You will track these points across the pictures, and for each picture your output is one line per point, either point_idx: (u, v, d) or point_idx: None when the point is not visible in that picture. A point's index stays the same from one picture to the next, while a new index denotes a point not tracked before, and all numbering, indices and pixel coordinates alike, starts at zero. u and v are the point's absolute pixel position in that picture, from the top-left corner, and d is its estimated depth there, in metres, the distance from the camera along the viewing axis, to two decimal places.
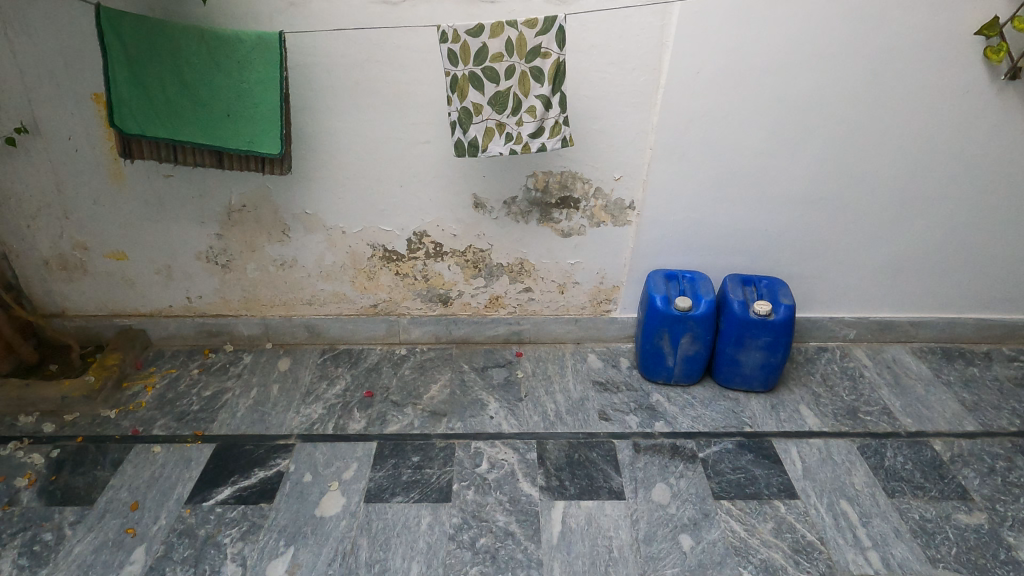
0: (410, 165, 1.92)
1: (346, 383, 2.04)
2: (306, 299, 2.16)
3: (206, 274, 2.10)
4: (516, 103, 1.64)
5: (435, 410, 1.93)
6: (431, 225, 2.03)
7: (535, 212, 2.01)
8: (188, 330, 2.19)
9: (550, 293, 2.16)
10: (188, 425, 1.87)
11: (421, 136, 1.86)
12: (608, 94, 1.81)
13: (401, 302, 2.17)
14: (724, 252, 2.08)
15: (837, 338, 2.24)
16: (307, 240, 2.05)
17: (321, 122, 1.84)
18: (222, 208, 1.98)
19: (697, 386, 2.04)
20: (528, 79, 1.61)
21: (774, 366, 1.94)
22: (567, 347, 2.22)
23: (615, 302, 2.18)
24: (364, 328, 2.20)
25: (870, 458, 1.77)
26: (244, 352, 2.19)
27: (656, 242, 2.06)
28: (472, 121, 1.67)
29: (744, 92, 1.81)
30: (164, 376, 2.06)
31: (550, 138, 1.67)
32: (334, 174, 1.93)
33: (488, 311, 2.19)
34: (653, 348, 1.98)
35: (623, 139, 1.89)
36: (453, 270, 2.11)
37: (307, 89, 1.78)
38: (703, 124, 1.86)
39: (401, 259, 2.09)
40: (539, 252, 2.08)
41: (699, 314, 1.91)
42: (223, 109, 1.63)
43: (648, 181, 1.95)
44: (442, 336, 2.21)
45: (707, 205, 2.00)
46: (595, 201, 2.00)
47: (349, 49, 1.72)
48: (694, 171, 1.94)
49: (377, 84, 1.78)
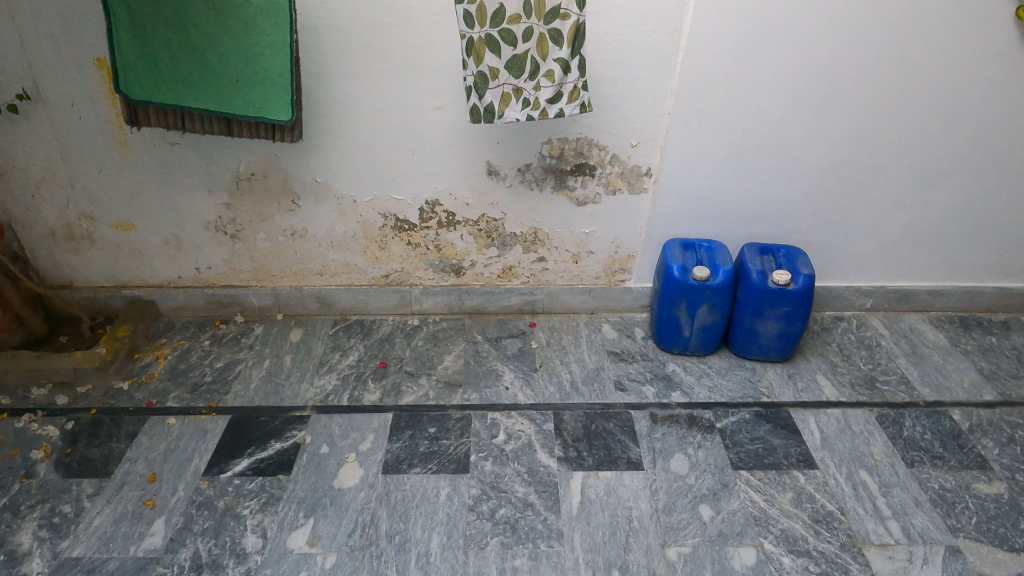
0: (423, 131, 1.88)
1: (359, 354, 2.03)
2: (317, 270, 2.13)
3: (215, 244, 2.07)
4: (534, 67, 1.58)
5: (450, 381, 1.92)
6: (444, 193, 1.99)
7: (549, 180, 1.97)
8: (198, 301, 2.16)
9: (565, 263, 2.13)
10: (202, 397, 1.86)
11: (433, 102, 1.82)
12: (626, 57, 1.76)
13: (413, 272, 2.14)
14: (742, 221, 2.05)
15: (854, 308, 2.22)
16: (318, 209, 2.01)
17: (331, 87, 1.79)
18: (230, 177, 1.94)
19: (713, 356, 2.02)
20: (547, 42, 1.55)
21: (792, 336, 1.92)
22: (581, 317, 2.19)
23: (630, 272, 2.15)
24: (375, 299, 2.17)
25: (889, 428, 1.76)
26: (255, 323, 2.16)
27: (673, 210, 2.02)
28: (488, 86, 1.61)
29: (766, 55, 1.75)
30: (176, 348, 2.04)
31: (568, 104, 1.62)
32: (344, 141, 1.89)
33: (501, 281, 2.16)
34: (670, 318, 1.96)
35: (641, 104, 1.84)
36: (466, 240, 2.08)
37: (316, 53, 1.73)
38: (724, 89, 1.81)
39: (413, 229, 2.06)
40: (553, 221, 2.05)
41: (717, 284, 1.88)
42: (231, 75, 1.58)
43: (666, 148, 1.91)
44: (454, 306, 2.19)
45: (725, 173, 1.96)
46: (612, 168, 1.96)
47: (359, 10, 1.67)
48: (713, 138, 1.89)
49: (387, 47, 1.73)
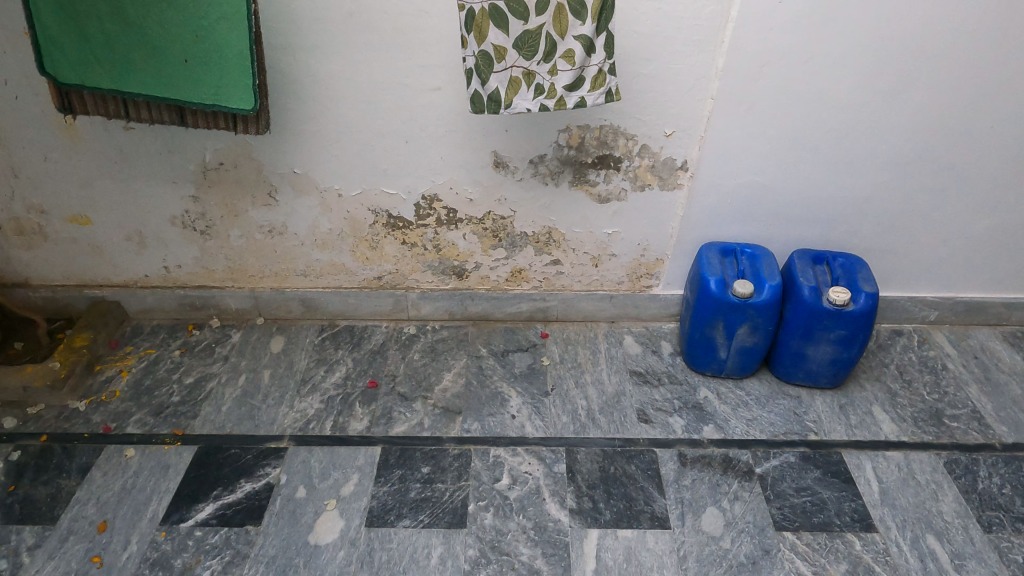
0: (418, 115, 1.59)
1: (347, 369, 1.79)
2: (300, 270, 1.87)
3: (183, 242, 1.82)
4: (550, 47, 1.27)
5: (448, 406, 1.68)
6: (443, 187, 1.71)
7: (567, 173, 1.68)
8: (168, 303, 1.92)
9: (582, 267, 1.85)
10: (167, 422, 1.64)
11: (429, 82, 1.53)
12: (662, 29, 1.45)
13: (409, 275, 1.88)
14: (792, 223, 1.75)
15: (915, 320, 1.93)
16: (298, 204, 1.74)
17: (309, 62, 1.51)
18: (196, 166, 1.68)
19: (751, 379, 1.75)
20: (566, 15, 1.24)
21: (846, 362, 1.64)
22: (599, 327, 1.93)
23: (657, 277, 1.87)
24: (367, 303, 1.92)
25: (960, 479, 1.50)
26: (233, 328, 1.92)
27: (711, 210, 1.73)
28: (493, 69, 1.30)
29: (836, 29, 1.44)
30: (142, 359, 1.81)
31: (590, 91, 1.32)
32: (326, 126, 1.61)
33: (509, 286, 1.89)
34: (704, 338, 1.69)
35: (679, 86, 1.54)
36: (469, 240, 1.81)
37: (289, 22, 1.44)
38: (781, 69, 1.50)
39: (408, 227, 1.78)
40: (571, 220, 1.76)
41: (762, 302, 1.60)
42: (179, 55, 1.28)
43: (706, 137, 1.61)
44: (456, 312, 1.93)
45: (776, 168, 1.65)
46: (640, 161, 1.66)
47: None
48: (763, 127, 1.59)
49: (374, 16, 1.44)
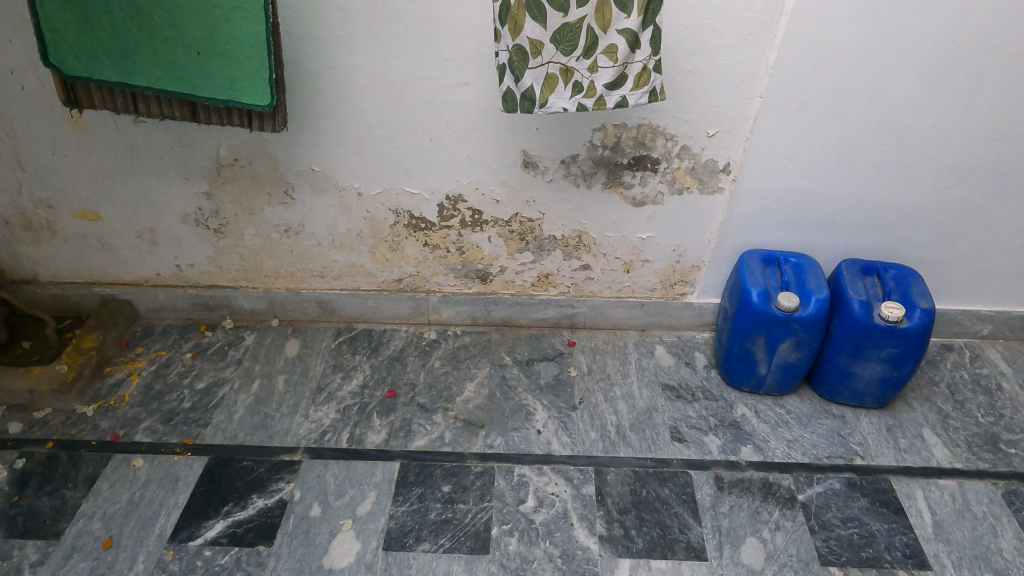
0: (444, 112, 1.50)
1: (365, 376, 1.71)
2: (317, 271, 1.79)
3: (196, 240, 1.74)
4: (591, 41, 1.17)
5: (471, 419, 1.60)
6: (469, 188, 1.61)
7: (600, 175, 1.58)
8: (180, 302, 1.85)
9: (613, 273, 1.75)
10: (177, 430, 1.57)
11: (457, 76, 1.44)
12: (709, 22, 1.34)
13: (431, 278, 1.79)
14: (840, 231, 1.63)
15: (966, 335, 1.81)
16: (316, 202, 1.66)
17: (330, 53, 1.42)
18: (209, 162, 1.59)
19: (792, 396, 1.65)
20: (610, 7, 1.13)
21: (896, 382, 1.53)
22: (629, 336, 1.83)
23: (692, 285, 1.76)
24: (386, 307, 1.83)
25: (1020, 512, 1.39)
26: (246, 330, 1.85)
27: (754, 215, 1.62)
28: (528, 65, 1.20)
29: (901, 23, 1.32)
30: (153, 361, 1.74)
31: (633, 90, 1.21)
32: (346, 121, 1.52)
33: (535, 291, 1.80)
34: (744, 352, 1.59)
35: (725, 83, 1.43)
36: (494, 243, 1.71)
37: (309, 10, 1.35)
38: (837, 66, 1.38)
39: (430, 228, 1.69)
40: (603, 224, 1.66)
41: (808, 317, 1.49)
42: (190, 47, 1.19)
43: (752, 138, 1.50)
44: (479, 317, 1.84)
45: (826, 172, 1.54)
46: (679, 163, 1.55)
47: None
48: (814, 128, 1.47)
49: (399, 5, 1.34)
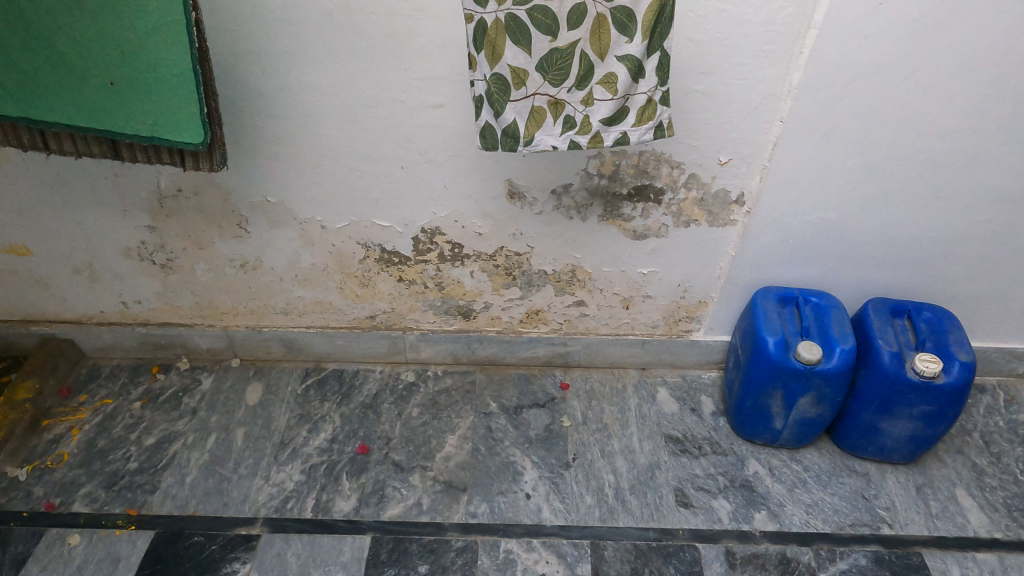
0: (416, 137, 1.30)
1: (334, 428, 1.53)
2: (279, 308, 1.60)
3: (142, 276, 1.54)
4: (585, 69, 0.97)
5: (451, 481, 1.42)
6: (447, 220, 1.42)
7: (596, 206, 1.39)
8: (128, 342, 1.66)
9: (610, 309, 1.57)
10: (121, 497, 1.39)
11: (430, 98, 1.24)
12: (724, 36, 1.15)
13: (407, 315, 1.60)
14: (867, 267, 1.45)
15: (999, 374, 1.64)
16: (274, 236, 1.46)
17: (281, 72, 1.22)
18: (150, 193, 1.40)
19: (809, 450, 1.48)
20: (608, 29, 0.93)
21: (928, 440, 1.37)
22: (628, 375, 1.65)
23: (699, 322, 1.58)
24: (358, 345, 1.65)
25: None
26: (203, 371, 1.66)
27: (770, 250, 1.43)
28: (509, 98, 1.00)
29: (947, 39, 1.13)
30: (97, 412, 1.56)
31: (636, 125, 1.02)
32: (303, 148, 1.32)
33: (524, 328, 1.62)
34: (758, 406, 1.41)
35: (740, 105, 1.23)
36: (477, 278, 1.52)
37: (255, 24, 1.16)
38: (870, 87, 1.19)
39: (405, 263, 1.50)
40: (599, 258, 1.47)
41: (832, 371, 1.32)
42: (101, 76, 0.98)
43: (770, 167, 1.31)
44: (462, 356, 1.66)
45: (853, 204, 1.35)
46: (686, 193, 1.36)
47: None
48: (843, 155, 1.28)
49: (359, 17, 1.14)
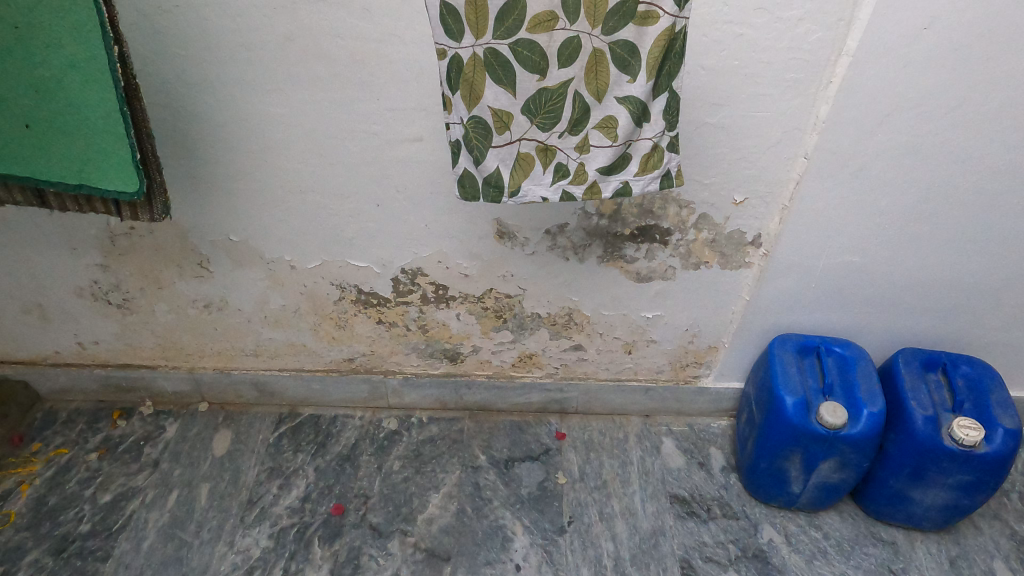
0: (392, 173, 1.16)
1: (307, 484, 1.40)
2: (249, 350, 1.46)
3: (97, 317, 1.41)
4: (579, 112, 0.82)
5: (434, 549, 1.29)
6: (429, 260, 1.28)
7: (595, 247, 1.24)
8: (87, 384, 1.53)
9: (610, 354, 1.43)
10: (69, 566, 1.26)
11: (406, 131, 1.10)
12: (741, 64, 1.00)
13: (389, 358, 1.46)
14: (898, 314, 1.30)
15: None
16: (239, 276, 1.33)
17: (238, 101, 1.08)
18: (100, 231, 1.26)
19: (830, 513, 1.34)
20: (606, 67, 0.78)
21: (964, 510, 1.22)
22: (631, 424, 1.51)
23: (708, 367, 1.44)
24: (336, 389, 1.51)
25: None
26: (168, 416, 1.53)
27: (789, 294, 1.28)
28: (491, 143, 0.85)
29: (1005, 68, 0.97)
30: (50, 465, 1.43)
31: (639, 175, 0.87)
32: (267, 183, 1.18)
33: (516, 372, 1.48)
34: (774, 470, 1.27)
35: (760, 140, 1.09)
36: (465, 320, 1.38)
37: (205, 49, 1.02)
38: (908, 122, 1.04)
39: (384, 304, 1.36)
40: (599, 301, 1.33)
41: (859, 436, 1.17)
42: (15, 118, 0.84)
43: (791, 207, 1.16)
44: (449, 401, 1.52)
45: (884, 247, 1.20)
46: (696, 234, 1.22)
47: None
48: (876, 195, 1.13)
49: (323, 41, 1.00)
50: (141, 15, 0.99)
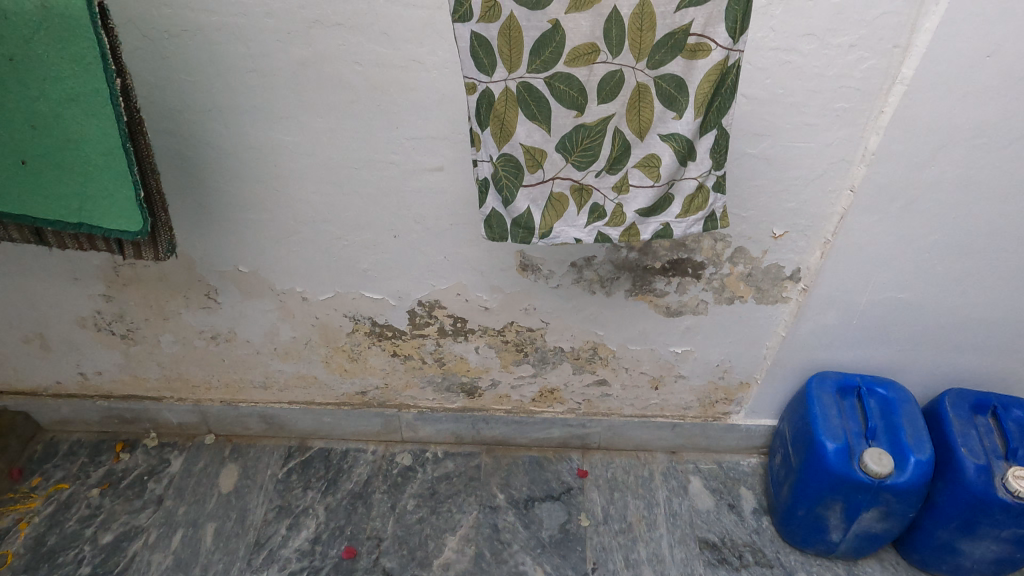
0: (410, 204, 1.09)
1: (317, 524, 1.33)
2: (257, 382, 1.40)
3: (100, 347, 1.35)
4: (619, 149, 0.75)
5: None
6: (448, 293, 1.22)
7: (623, 280, 1.17)
8: (90, 415, 1.47)
9: (636, 389, 1.36)
10: None
11: (427, 160, 1.04)
12: (786, 92, 0.93)
13: (403, 391, 1.40)
14: (945, 352, 1.22)
15: None
16: (248, 307, 1.26)
17: (248, 129, 1.02)
18: (103, 261, 1.20)
19: (870, 562, 1.27)
20: (650, 103, 0.72)
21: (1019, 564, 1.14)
22: (656, 461, 1.44)
23: (738, 404, 1.37)
24: (348, 423, 1.45)
25: None
26: (173, 449, 1.47)
27: (828, 331, 1.21)
28: (522, 183, 0.79)
29: None
30: (50, 501, 1.37)
31: (680, 217, 0.81)
32: (278, 213, 1.12)
33: (537, 407, 1.41)
34: (812, 517, 1.20)
35: (803, 172, 1.02)
36: (483, 354, 1.32)
37: (215, 74, 0.96)
38: (965, 154, 0.96)
39: (399, 337, 1.30)
40: (625, 335, 1.26)
41: (906, 485, 1.10)
42: (11, 153, 0.78)
43: (834, 241, 1.09)
44: (465, 436, 1.46)
45: (933, 284, 1.13)
46: (731, 268, 1.15)
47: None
48: (927, 230, 1.06)
49: (340, 66, 0.95)
50: (147, 39, 0.93)
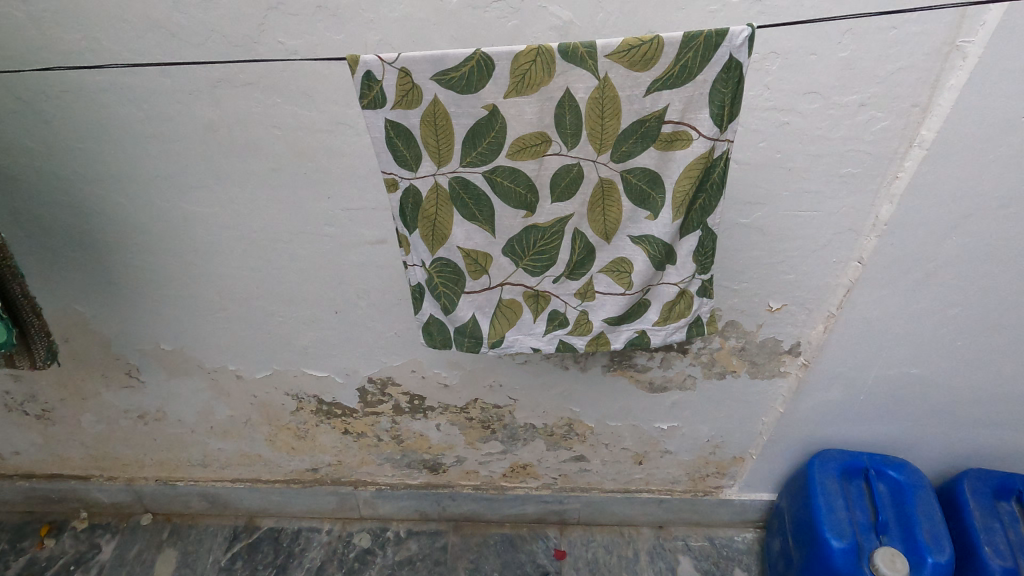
0: (350, 278, 0.94)
1: None
2: (195, 460, 1.25)
3: (15, 427, 1.20)
4: (581, 251, 0.66)
5: None
6: (401, 370, 1.07)
7: (600, 356, 1.03)
8: (11, 495, 1.32)
9: (617, 465, 1.22)
10: None
11: (366, 233, 0.88)
12: (785, 157, 0.79)
13: (358, 467, 1.26)
14: (964, 429, 1.08)
15: None
16: (176, 385, 1.11)
17: (155, 200, 0.87)
18: None
19: None
20: (617, 200, 0.62)
21: None
22: (641, 537, 1.31)
23: (731, 478, 1.23)
24: (300, 501, 1.30)
25: None
26: (105, 532, 1.32)
27: (831, 407, 1.07)
28: (462, 288, 0.70)
29: None
30: None
31: (659, 324, 0.72)
32: (199, 289, 0.97)
33: (508, 483, 1.27)
34: None
35: (803, 242, 0.88)
36: (445, 431, 1.17)
37: (109, 140, 0.81)
38: (997, 226, 0.81)
39: (350, 415, 1.15)
40: (603, 411, 1.12)
41: None
42: None
43: (839, 316, 0.94)
44: (430, 512, 1.32)
45: (954, 361, 0.98)
46: (721, 342, 1.01)
47: (173, 51, 0.72)
48: (949, 305, 0.91)
49: (255, 130, 0.79)
50: (23, 102, 0.78)
